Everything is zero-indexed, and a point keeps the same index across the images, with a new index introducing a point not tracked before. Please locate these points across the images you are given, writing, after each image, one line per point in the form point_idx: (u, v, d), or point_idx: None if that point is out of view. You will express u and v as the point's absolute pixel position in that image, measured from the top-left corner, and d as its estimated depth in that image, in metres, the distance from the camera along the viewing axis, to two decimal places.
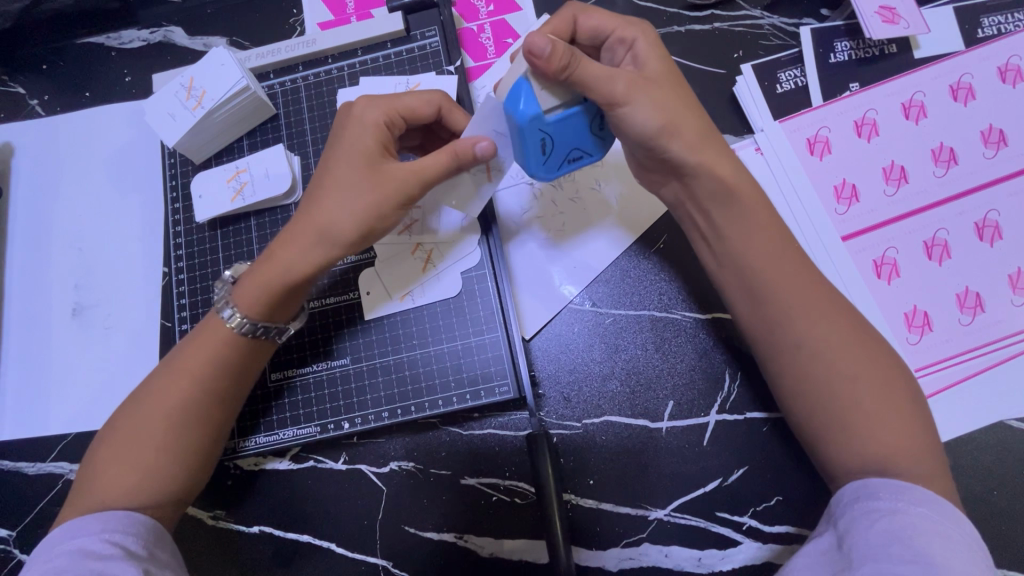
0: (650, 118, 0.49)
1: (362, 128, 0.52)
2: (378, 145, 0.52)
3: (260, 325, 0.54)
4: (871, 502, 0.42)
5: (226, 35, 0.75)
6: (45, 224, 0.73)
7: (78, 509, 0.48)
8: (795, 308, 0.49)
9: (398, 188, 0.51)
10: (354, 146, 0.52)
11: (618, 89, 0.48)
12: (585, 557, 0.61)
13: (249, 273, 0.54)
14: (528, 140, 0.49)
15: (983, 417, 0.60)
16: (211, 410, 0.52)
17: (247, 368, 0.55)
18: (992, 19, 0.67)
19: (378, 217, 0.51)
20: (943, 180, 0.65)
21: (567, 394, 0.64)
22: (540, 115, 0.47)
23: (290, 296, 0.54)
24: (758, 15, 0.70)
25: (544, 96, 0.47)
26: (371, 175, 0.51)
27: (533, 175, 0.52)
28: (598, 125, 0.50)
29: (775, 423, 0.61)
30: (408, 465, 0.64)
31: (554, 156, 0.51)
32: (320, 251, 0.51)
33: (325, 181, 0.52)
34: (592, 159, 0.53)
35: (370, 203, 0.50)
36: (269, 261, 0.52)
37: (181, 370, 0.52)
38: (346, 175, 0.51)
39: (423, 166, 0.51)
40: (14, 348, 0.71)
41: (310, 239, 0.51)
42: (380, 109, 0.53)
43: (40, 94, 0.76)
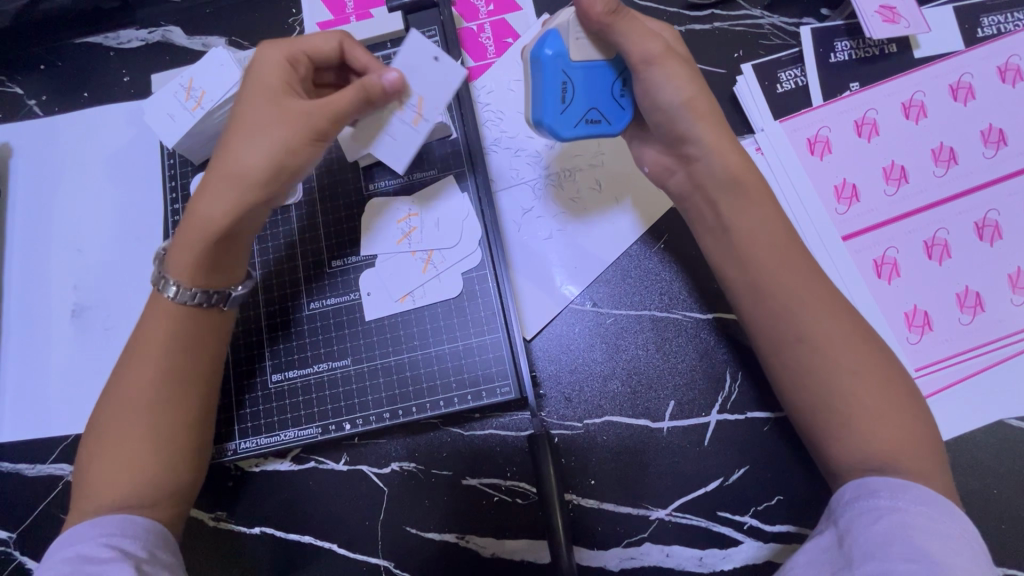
0: (679, 87, 0.51)
1: (263, 70, 0.52)
2: (281, 82, 0.52)
3: (199, 289, 0.53)
4: (872, 500, 0.42)
5: (225, 35, 0.74)
6: (44, 224, 0.73)
7: (97, 506, 0.48)
8: (795, 307, 0.49)
9: (305, 122, 0.50)
10: (253, 91, 0.51)
11: (653, 49, 0.50)
12: (586, 557, 0.61)
13: (178, 240, 0.52)
14: (549, 81, 0.51)
15: (983, 416, 0.61)
16: (188, 388, 0.52)
17: (214, 344, 0.55)
18: (992, 19, 0.67)
19: (288, 153, 0.50)
20: (942, 180, 0.65)
21: (568, 394, 0.64)
22: (565, 56, 0.51)
23: (224, 252, 0.53)
24: (758, 14, 0.70)
25: (574, 43, 0.51)
26: (278, 116, 0.50)
27: (551, 126, 0.52)
28: (619, 85, 0.54)
29: (775, 423, 0.61)
30: (409, 466, 0.64)
31: (572, 109, 0.53)
32: (235, 197, 0.50)
33: (234, 128, 0.51)
34: (609, 130, 0.55)
35: (281, 142, 0.50)
36: (191, 216, 0.51)
37: (144, 356, 0.52)
38: (253, 119, 0.50)
39: (328, 104, 0.50)
40: (14, 349, 0.71)
41: (224, 187, 0.50)
42: (276, 48, 0.53)
43: (38, 94, 0.76)
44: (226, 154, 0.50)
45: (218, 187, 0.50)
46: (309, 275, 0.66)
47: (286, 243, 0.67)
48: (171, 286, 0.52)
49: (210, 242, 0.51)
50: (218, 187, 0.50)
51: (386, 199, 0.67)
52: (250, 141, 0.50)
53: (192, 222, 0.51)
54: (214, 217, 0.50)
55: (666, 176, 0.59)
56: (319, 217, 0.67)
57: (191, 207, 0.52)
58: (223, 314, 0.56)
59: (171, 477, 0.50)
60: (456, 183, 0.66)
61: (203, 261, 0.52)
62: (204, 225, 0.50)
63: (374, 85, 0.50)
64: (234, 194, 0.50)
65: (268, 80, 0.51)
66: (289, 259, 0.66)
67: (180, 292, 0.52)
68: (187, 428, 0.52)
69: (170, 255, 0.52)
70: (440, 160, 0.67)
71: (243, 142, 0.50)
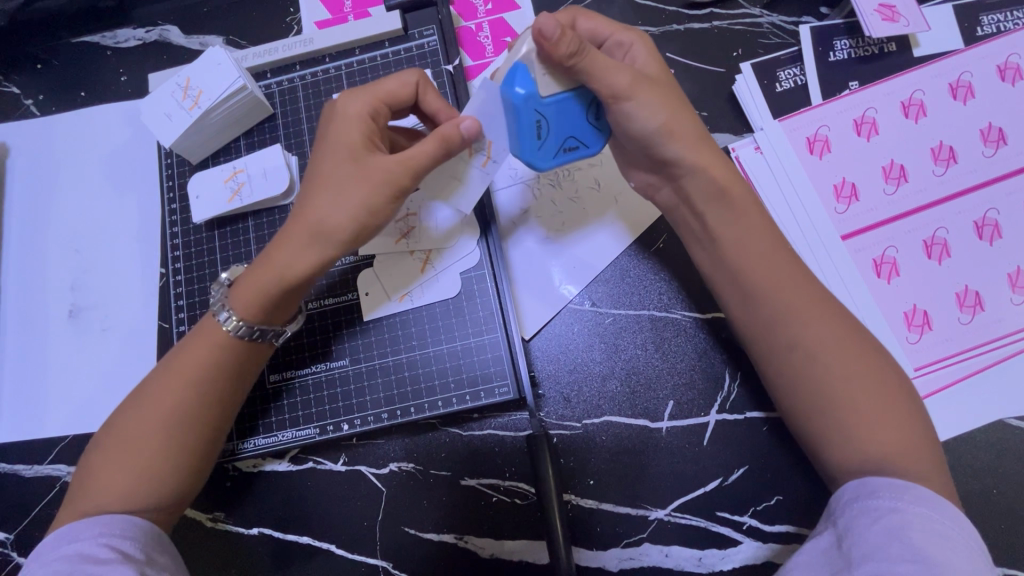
0: (650, 115, 0.50)
1: (344, 122, 0.51)
2: (362, 134, 0.51)
3: (257, 327, 0.53)
4: (870, 501, 0.42)
5: (223, 34, 0.74)
6: (40, 224, 0.73)
7: (90, 503, 0.48)
8: (794, 309, 0.49)
9: (384, 178, 0.49)
10: (336, 143, 0.51)
11: (621, 83, 0.49)
12: (586, 557, 0.61)
13: (247, 277, 0.53)
14: (522, 121, 0.50)
15: (983, 416, 0.60)
16: (208, 411, 0.52)
17: (245, 373, 0.55)
18: (992, 17, 0.67)
19: (369, 211, 0.49)
20: (942, 179, 0.65)
21: (567, 394, 0.64)
22: (536, 95, 0.49)
23: (290, 296, 0.53)
24: (758, 13, 0.69)
25: (541, 78, 0.49)
26: (358, 171, 0.49)
27: (529, 161, 0.52)
28: (594, 111, 0.52)
29: (775, 423, 0.61)
30: (407, 466, 0.64)
31: (549, 143, 0.52)
32: (314, 251, 0.50)
33: (315, 180, 0.51)
34: (589, 150, 0.54)
35: (360, 198, 0.49)
36: (266, 265, 0.51)
37: (173, 372, 0.52)
38: (334, 173, 0.50)
39: (408, 156, 0.49)
40: (11, 350, 0.70)
41: (302, 241, 0.50)
42: (358, 97, 0.52)
43: (35, 94, 0.75)
44: (304, 206, 0.51)
45: (295, 239, 0.50)
46: None
47: None
48: (224, 315, 0.52)
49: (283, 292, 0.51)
50: (298, 241, 0.50)
51: None
52: (328, 195, 0.49)
53: (266, 270, 0.51)
54: (291, 269, 0.50)
55: (654, 191, 0.59)
56: None
57: (267, 252, 0.52)
58: (267, 347, 0.56)
59: (175, 483, 0.50)
60: None
61: (273, 306, 0.52)
62: (279, 275, 0.51)
63: (453, 136, 0.49)
64: (313, 248, 0.50)
65: (350, 130, 0.51)
66: None
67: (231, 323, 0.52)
68: (202, 443, 0.52)
69: (234, 294, 0.52)
70: None
71: (321, 196, 0.50)
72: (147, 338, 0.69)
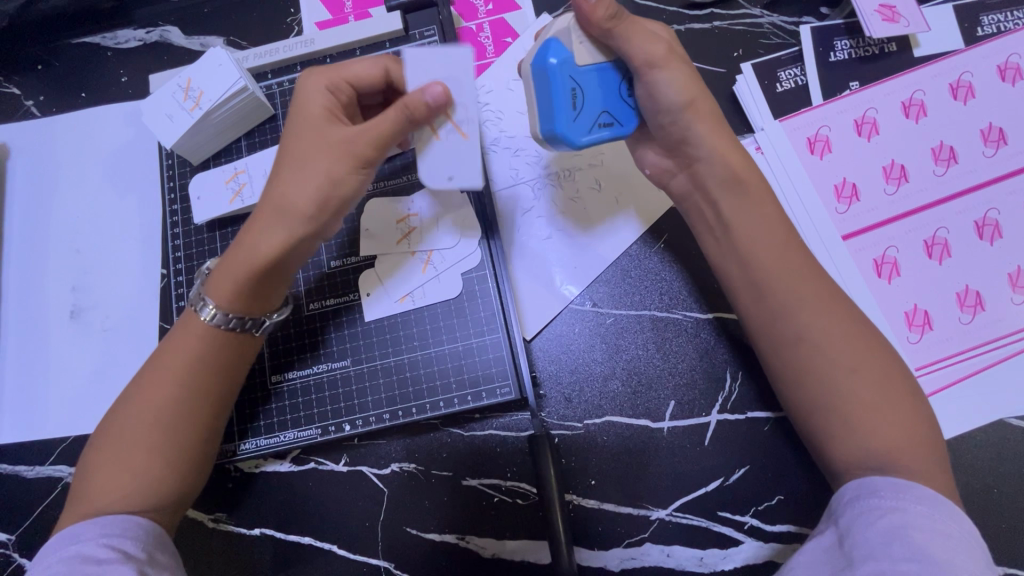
0: (680, 88, 0.51)
1: (307, 101, 0.52)
2: (326, 115, 0.52)
3: (233, 317, 0.53)
4: (872, 501, 0.42)
5: (223, 35, 0.74)
6: (42, 225, 0.73)
7: (93, 506, 0.48)
8: (794, 309, 0.49)
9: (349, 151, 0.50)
10: (302, 123, 0.52)
11: (657, 52, 0.50)
12: (587, 557, 0.61)
13: (223, 264, 0.53)
14: (558, 88, 0.50)
15: (983, 416, 0.60)
16: (200, 407, 0.52)
17: (235, 368, 0.55)
18: (992, 18, 0.67)
19: (334, 184, 0.50)
20: (943, 179, 0.65)
21: (569, 394, 0.64)
22: (569, 64, 0.50)
23: (269, 282, 0.53)
24: (758, 13, 0.69)
25: (575, 50, 0.51)
26: (323, 148, 0.50)
27: (563, 132, 0.50)
28: (625, 89, 0.53)
29: (776, 423, 0.61)
30: (409, 467, 0.64)
31: (585, 113, 0.51)
32: (278, 226, 0.50)
33: (282, 159, 0.51)
34: (623, 131, 0.53)
35: (323, 174, 0.49)
36: (237, 247, 0.51)
37: (163, 370, 0.52)
38: (301, 151, 0.51)
39: (372, 129, 0.49)
40: (13, 351, 0.70)
41: (270, 219, 0.50)
42: (322, 78, 0.53)
43: (36, 95, 0.75)
44: (275, 187, 0.51)
45: (263, 221, 0.51)
46: (308, 278, 0.66)
47: None
48: (207, 309, 0.52)
49: (256, 272, 0.51)
50: (267, 221, 0.50)
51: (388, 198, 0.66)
52: (296, 175, 0.50)
53: (237, 252, 0.51)
54: (256, 247, 0.50)
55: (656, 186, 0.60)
56: None
57: (240, 236, 0.52)
58: (251, 340, 0.55)
59: (173, 482, 0.50)
60: None
61: (245, 288, 0.52)
62: (245, 254, 0.50)
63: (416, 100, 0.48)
64: (281, 226, 0.50)
65: (312, 113, 0.52)
66: None
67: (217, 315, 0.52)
68: (198, 443, 0.52)
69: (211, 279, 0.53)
70: None
71: (288, 176, 0.50)
72: (148, 338, 0.69)
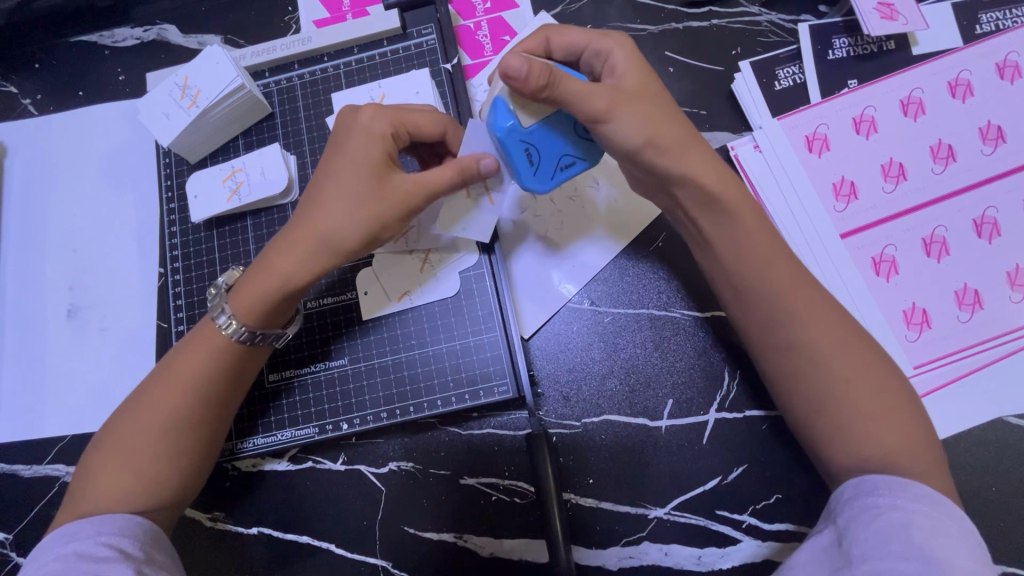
0: (634, 132, 0.48)
1: (364, 137, 0.51)
2: (383, 156, 0.51)
3: (257, 332, 0.53)
4: (870, 499, 0.42)
5: (221, 34, 0.74)
6: (39, 224, 0.73)
7: (96, 505, 0.48)
8: (793, 308, 0.49)
9: (401, 201, 0.50)
10: (355, 157, 0.50)
11: (599, 106, 0.47)
12: (585, 556, 0.61)
13: (249, 279, 0.53)
14: (513, 154, 0.51)
15: (981, 414, 0.60)
16: (205, 413, 0.52)
17: (242, 376, 0.55)
18: (990, 16, 0.67)
19: (379, 227, 0.51)
20: (942, 177, 0.65)
21: (567, 393, 0.64)
22: (519, 127, 0.50)
23: (290, 301, 0.53)
24: (756, 11, 0.69)
25: (521, 110, 0.49)
26: (375, 190, 0.50)
27: (528, 188, 0.53)
28: (581, 126, 0.51)
29: (774, 421, 0.61)
30: (407, 465, 0.64)
31: (543, 165, 0.52)
32: (320, 260, 0.51)
33: (325, 189, 0.51)
34: (586, 164, 0.54)
35: (372, 215, 0.50)
36: (269, 268, 0.51)
37: (173, 377, 0.52)
38: (349, 187, 0.50)
39: (426, 179, 0.51)
40: (11, 350, 0.70)
41: (309, 249, 0.51)
42: (382, 114, 0.52)
43: (33, 93, 0.75)
44: (315, 216, 0.51)
45: (301, 248, 0.51)
46: None
47: None
48: (224, 317, 0.53)
49: (287, 295, 0.52)
50: (308, 250, 0.51)
51: None
52: (342, 210, 0.50)
53: (269, 272, 0.51)
54: (295, 275, 0.51)
55: None
56: None
57: (270, 255, 0.52)
58: (265, 350, 0.56)
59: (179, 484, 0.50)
60: None
61: (274, 309, 0.53)
62: (283, 281, 0.51)
63: (476, 169, 0.52)
64: (319, 258, 0.51)
65: (369, 149, 0.50)
66: None
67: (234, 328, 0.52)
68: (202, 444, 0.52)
69: (235, 292, 0.53)
70: None
71: (332, 210, 0.50)
72: (145, 338, 0.69)
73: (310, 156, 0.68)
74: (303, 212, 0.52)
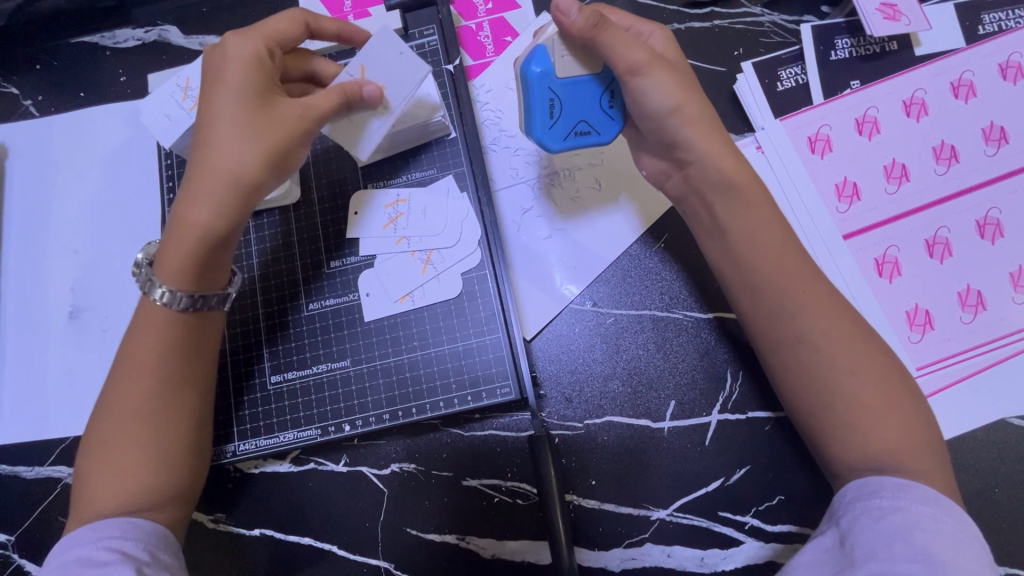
0: (665, 95, 0.51)
1: (235, 66, 0.52)
2: (262, 83, 0.52)
3: (196, 295, 0.52)
4: (874, 500, 0.42)
5: (222, 34, 0.74)
6: (40, 225, 0.73)
7: (105, 508, 0.48)
8: (794, 308, 0.49)
9: (293, 125, 0.52)
10: (235, 87, 0.51)
11: (639, 57, 0.50)
12: (587, 557, 0.61)
13: (167, 242, 0.52)
14: (536, 98, 0.52)
15: (984, 416, 0.60)
16: (177, 394, 0.51)
17: (206, 351, 0.54)
18: (993, 16, 0.67)
19: (281, 153, 0.51)
20: (944, 178, 0.65)
21: (569, 394, 0.64)
22: (551, 74, 0.51)
23: (217, 253, 0.53)
24: (759, 12, 0.69)
25: (560, 61, 0.51)
26: (268, 115, 0.51)
27: (538, 139, 0.54)
28: (608, 97, 0.54)
29: (777, 422, 0.61)
30: (409, 467, 0.64)
31: (561, 122, 0.54)
32: (230, 201, 0.51)
33: (212, 123, 0.51)
34: (598, 139, 0.56)
35: (273, 141, 0.51)
36: (182, 219, 0.51)
37: (138, 364, 0.51)
38: (234, 115, 0.50)
39: (313, 105, 0.53)
40: (12, 352, 0.70)
41: (217, 190, 0.50)
42: (246, 42, 0.53)
43: (34, 94, 0.75)
44: (215, 157, 0.50)
45: (211, 192, 0.50)
46: (309, 277, 0.66)
47: (283, 243, 0.66)
48: (158, 291, 0.51)
49: (205, 243, 0.51)
50: (206, 189, 0.50)
51: (366, 193, 0.66)
52: (237, 138, 0.50)
53: (184, 225, 0.51)
54: (210, 211, 0.50)
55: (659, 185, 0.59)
56: (316, 217, 0.67)
57: (178, 209, 0.51)
58: (214, 314, 0.55)
59: (185, 477, 0.51)
60: (456, 183, 0.66)
61: (205, 261, 0.52)
62: (204, 230, 0.50)
63: (358, 93, 0.55)
64: (229, 197, 0.50)
65: (245, 82, 0.51)
66: (288, 261, 0.66)
67: (176, 298, 0.51)
68: (189, 434, 0.52)
69: (160, 257, 0.52)
70: (439, 159, 0.67)
71: (232, 145, 0.50)
72: None
73: (310, 156, 0.68)
74: (198, 150, 0.51)
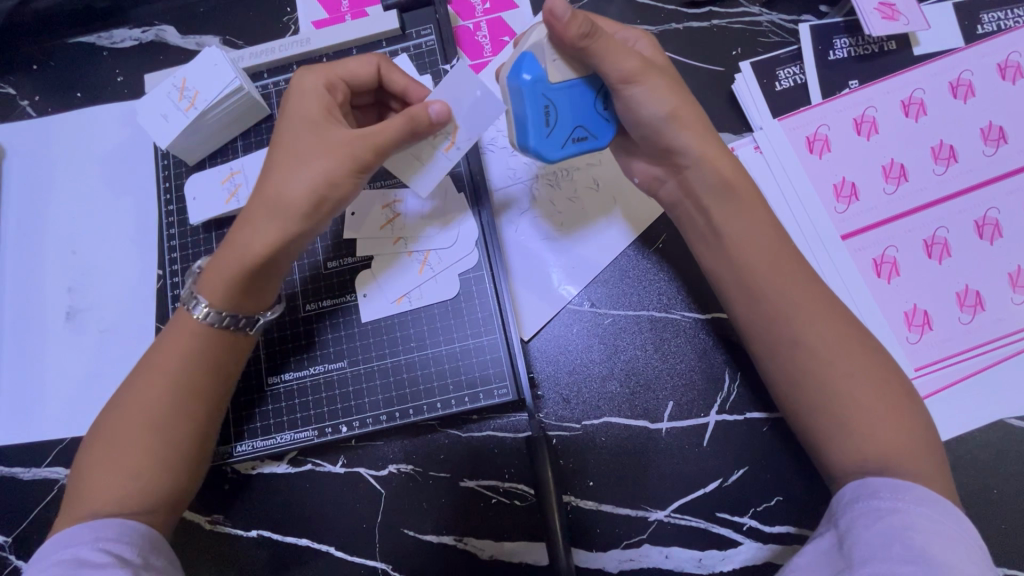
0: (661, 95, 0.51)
1: (305, 98, 0.54)
2: (322, 111, 0.53)
3: (226, 316, 0.52)
4: (872, 501, 0.42)
5: (219, 34, 0.74)
6: (37, 226, 0.73)
7: (101, 507, 0.48)
8: (790, 309, 0.49)
9: (346, 152, 0.50)
10: (300, 118, 0.53)
11: (634, 59, 0.49)
12: (584, 559, 0.61)
13: (213, 262, 0.53)
14: (530, 106, 0.51)
15: (982, 416, 0.60)
16: (186, 408, 0.51)
17: (221, 368, 0.54)
18: (992, 15, 0.67)
19: (332, 184, 0.50)
20: (942, 178, 0.65)
21: (566, 396, 0.64)
22: (544, 80, 0.51)
23: (262, 279, 0.53)
24: (757, 11, 0.69)
25: (551, 66, 0.51)
26: (324, 142, 0.51)
27: (536, 150, 0.52)
28: (600, 101, 0.54)
29: (775, 423, 0.61)
30: (407, 468, 0.64)
31: (557, 130, 0.52)
32: (276, 226, 0.50)
33: (277, 152, 0.52)
34: (593, 144, 0.55)
35: (325, 168, 0.50)
36: (230, 242, 0.52)
37: (154, 374, 0.51)
38: (295, 145, 0.51)
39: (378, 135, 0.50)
40: (9, 352, 0.70)
41: (265, 215, 0.51)
42: (314, 78, 0.55)
43: (31, 94, 0.75)
44: (265, 182, 0.52)
45: (263, 215, 0.51)
46: (307, 279, 0.65)
47: None
48: (201, 307, 0.52)
49: (248, 267, 0.51)
50: (260, 214, 0.51)
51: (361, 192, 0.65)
52: (292, 165, 0.51)
53: (232, 248, 0.51)
54: (258, 236, 0.50)
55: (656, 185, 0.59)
56: None
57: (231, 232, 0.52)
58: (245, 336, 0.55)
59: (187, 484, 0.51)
60: (453, 183, 0.65)
61: (247, 285, 0.52)
62: (249, 256, 0.50)
63: (424, 114, 0.49)
64: (278, 222, 0.50)
65: (311, 115, 0.53)
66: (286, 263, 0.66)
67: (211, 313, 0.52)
68: (193, 447, 0.51)
69: (206, 275, 0.53)
70: None
71: (283, 172, 0.51)
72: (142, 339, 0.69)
73: None
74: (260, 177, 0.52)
